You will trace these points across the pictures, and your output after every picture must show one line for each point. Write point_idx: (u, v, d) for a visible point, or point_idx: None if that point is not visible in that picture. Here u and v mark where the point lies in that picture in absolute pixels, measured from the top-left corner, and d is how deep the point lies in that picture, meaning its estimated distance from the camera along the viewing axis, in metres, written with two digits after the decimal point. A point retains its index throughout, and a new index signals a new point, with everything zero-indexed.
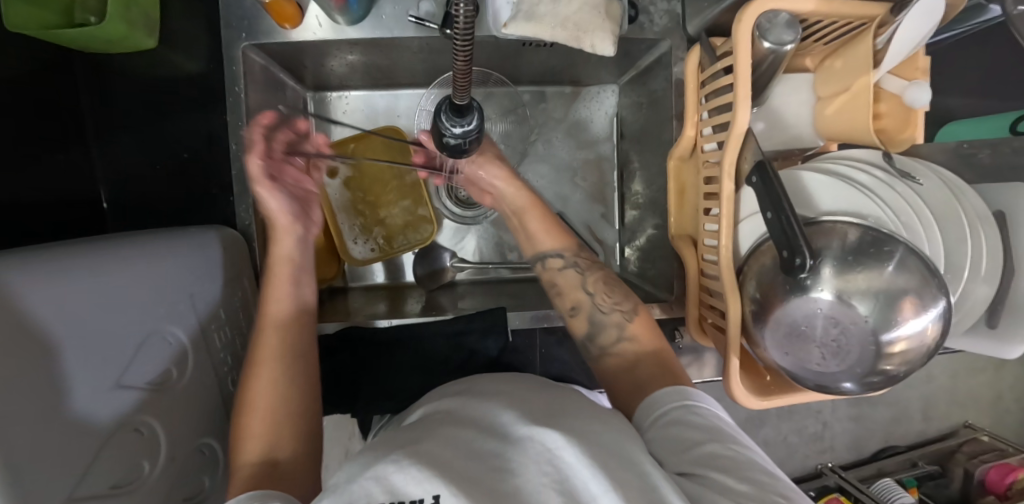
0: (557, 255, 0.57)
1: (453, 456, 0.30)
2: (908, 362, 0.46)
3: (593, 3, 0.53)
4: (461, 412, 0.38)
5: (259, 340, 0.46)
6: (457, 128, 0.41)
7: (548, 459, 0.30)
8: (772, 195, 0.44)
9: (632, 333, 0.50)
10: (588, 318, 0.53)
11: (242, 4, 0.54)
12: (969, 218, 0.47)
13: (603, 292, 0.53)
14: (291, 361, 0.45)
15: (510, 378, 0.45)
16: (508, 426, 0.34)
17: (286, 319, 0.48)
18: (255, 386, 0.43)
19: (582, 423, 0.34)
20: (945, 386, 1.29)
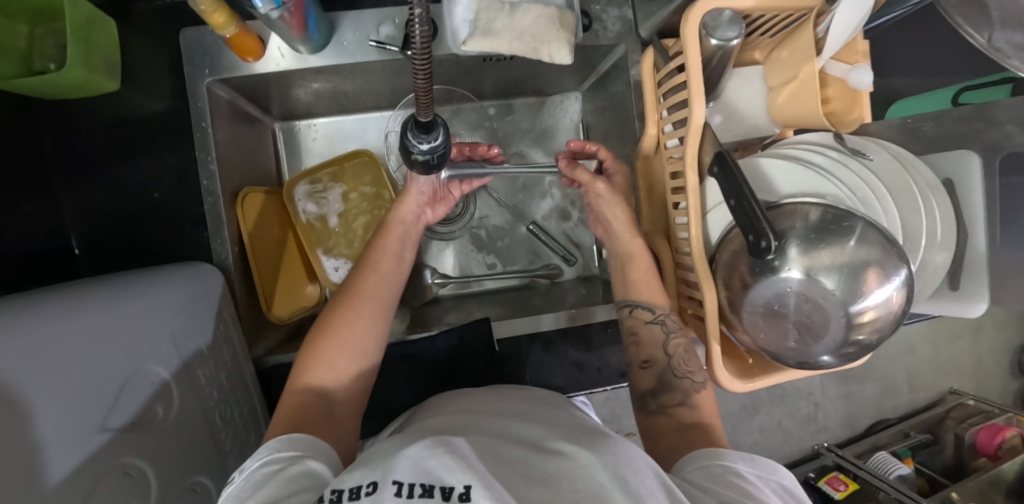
0: (648, 308, 0.55)
1: (481, 453, 0.31)
2: (879, 331, 0.47)
3: (546, 14, 0.54)
4: (483, 425, 0.38)
5: (358, 280, 0.51)
6: (424, 144, 0.41)
7: (582, 473, 0.30)
8: (733, 182, 0.45)
9: (697, 400, 0.50)
10: (659, 376, 0.52)
11: (202, 40, 0.55)
12: (922, 189, 0.49)
13: (682, 356, 0.53)
14: (378, 316, 0.50)
15: (541, 398, 0.46)
16: (541, 441, 0.35)
17: (389, 277, 0.53)
18: (347, 322, 0.48)
19: (611, 442, 0.34)
20: (924, 354, 1.35)
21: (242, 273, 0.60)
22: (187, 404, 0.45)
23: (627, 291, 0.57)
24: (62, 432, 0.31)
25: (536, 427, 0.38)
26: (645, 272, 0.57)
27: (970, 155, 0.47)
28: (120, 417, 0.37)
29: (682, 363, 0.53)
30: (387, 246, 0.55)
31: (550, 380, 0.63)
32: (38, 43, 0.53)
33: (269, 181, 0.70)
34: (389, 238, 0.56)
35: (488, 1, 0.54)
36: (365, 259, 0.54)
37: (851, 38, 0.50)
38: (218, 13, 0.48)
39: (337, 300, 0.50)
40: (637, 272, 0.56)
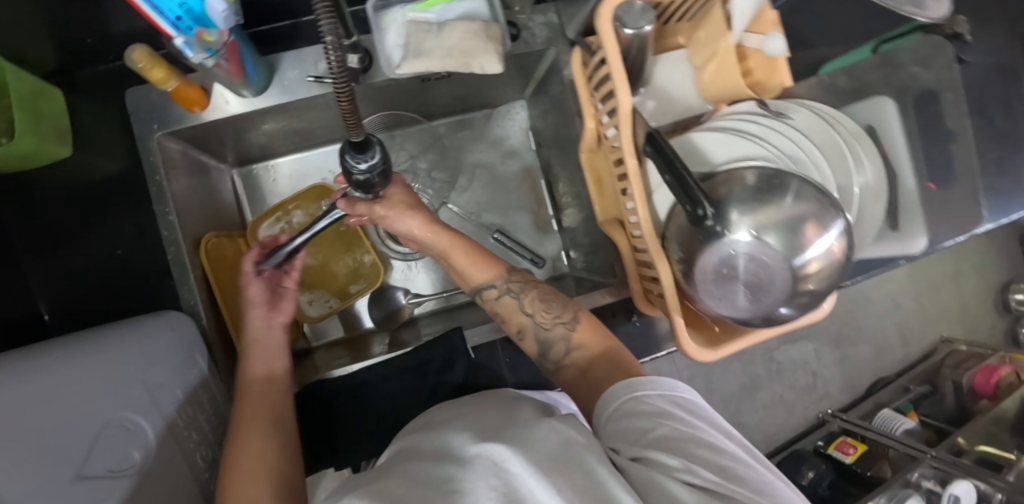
0: (490, 286, 0.54)
1: (407, 489, 0.30)
2: (827, 280, 0.49)
3: (472, 29, 0.57)
4: (425, 446, 0.37)
5: (242, 410, 0.48)
6: (362, 164, 0.43)
7: (496, 472, 0.29)
8: (665, 158, 0.47)
9: (579, 342, 0.51)
10: (536, 339, 0.52)
11: (149, 97, 0.56)
12: (846, 140, 0.51)
13: (542, 309, 0.52)
14: (268, 434, 0.45)
15: (470, 404, 0.46)
16: (460, 448, 0.34)
17: (274, 386, 0.50)
18: (233, 456, 0.43)
19: (528, 429, 0.33)
20: (913, 308, 1.36)
21: (214, 317, 0.61)
22: (168, 448, 0.45)
23: (461, 276, 0.56)
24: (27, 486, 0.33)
25: (465, 431, 0.37)
26: (467, 254, 0.55)
27: (884, 100, 0.51)
28: (96, 466, 0.38)
29: (544, 314, 0.52)
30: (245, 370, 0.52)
31: (531, 378, 0.64)
32: None
33: (232, 225, 0.72)
34: (250, 359, 0.53)
35: (416, 25, 0.57)
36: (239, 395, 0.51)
37: (759, 9, 0.52)
38: (156, 69, 0.50)
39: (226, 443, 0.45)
40: (467, 263, 0.54)
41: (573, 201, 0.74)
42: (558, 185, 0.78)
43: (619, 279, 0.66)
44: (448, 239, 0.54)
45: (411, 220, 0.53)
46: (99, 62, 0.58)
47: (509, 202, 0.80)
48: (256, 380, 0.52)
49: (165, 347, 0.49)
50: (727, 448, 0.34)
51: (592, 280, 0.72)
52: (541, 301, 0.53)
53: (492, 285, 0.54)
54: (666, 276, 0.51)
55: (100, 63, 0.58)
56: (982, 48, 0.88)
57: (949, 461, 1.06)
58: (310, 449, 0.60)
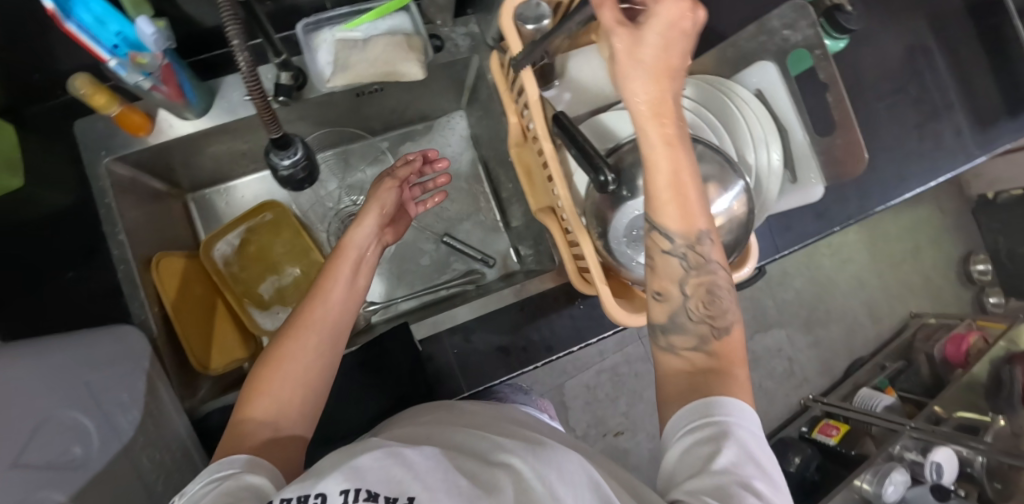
0: (665, 235, 0.39)
1: (434, 455, 0.35)
2: (732, 234, 0.52)
3: (394, 41, 0.62)
4: (435, 438, 0.43)
5: (308, 308, 0.50)
6: (285, 159, 0.47)
7: (522, 488, 0.33)
8: (569, 136, 0.51)
9: (704, 333, 0.40)
10: (669, 315, 0.41)
11: (95, 128, 0.60)
12: (737, 106, 0.56)
13: (700, 299, 0.40)
14: (325, 343, 0.48)
15: (499, 423, 0.49)
16: (492, 454, 0.38)
17: (338, 300, 0.52)
18: (286, 350, 0.46)
19: (557, 455, 0.37)
20: (877, 286, 1.40)
21: (165, 332, 0.62)
22: (108, 449, 0.46)
23: (652, 208, 0.39)
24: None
25: (498, 440, 0.41)
26: (691, 190, 0.38)
27: (766, 65, 0.56)
28: (34, 456, 0.39)
29: (700, 305, 0.40)
30: (338, 272, 0.54)
31: (482, 366, 0.65)
32: None
33: (188, 248, 0.74)
34: (340, 263, 0.55)
35: (343, 42, 0.62)
36: (315, 286, 0.52)
37: None
38: (98, 95, 0.54)
39: (282, 330, 0.48)
40: (662, 165, 0.36)
41: (515, 199, 0.78)
42: (500, 186, 0.82)
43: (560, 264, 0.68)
44: (664, 128, 0.35)
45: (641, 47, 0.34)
46: (48, 97, 0.63)
47: (458, 205, 0.85)
48: (335, 277, 0.53)
49: (105, 357, 0.52)
50: None
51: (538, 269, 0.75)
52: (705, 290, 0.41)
53: (654, 226, 0.39)
54: (588, 246, 0.54)
55: (50, 99, 0.63)
56: (886, 29, 0.95)
57: (929, 430, 1.05)
58: None
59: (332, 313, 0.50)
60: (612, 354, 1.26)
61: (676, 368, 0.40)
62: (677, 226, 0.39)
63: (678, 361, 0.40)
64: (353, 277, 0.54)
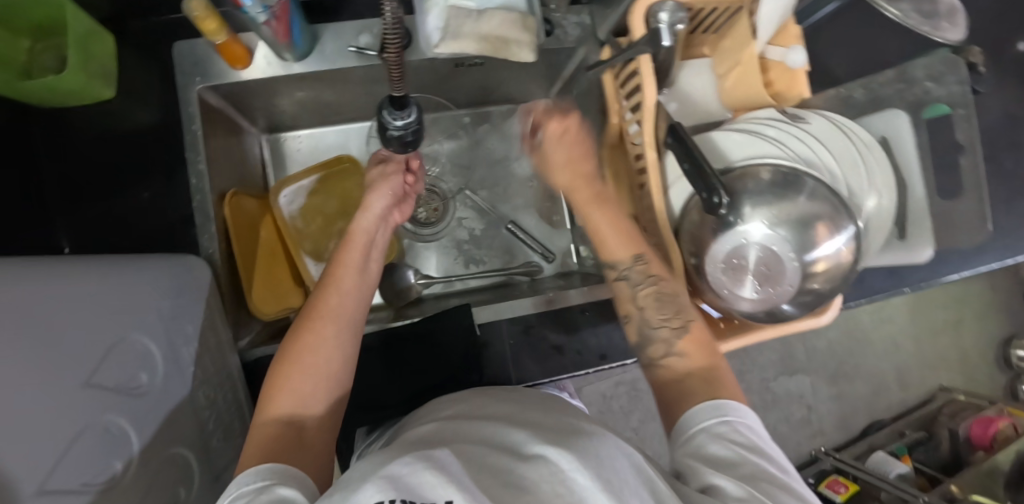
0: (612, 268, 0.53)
1: (468, 466, 0.30)
2: (831, 280, 0.50)
3: (510, 19, 0.60)
4: (465, 435, 0.39)
5: (319, 299, 0.47)
6: (398, 120, 0.45)
7: (563, 481, 0.28)
8: (685, 147, 0.49)
9: (680, 348, 0.47)
10: (638, 330, 0.51)
11: (194, 52, 0.59)
12: (859, 148, 0.53)
13: (654, 307, 0.50)
14: (340, 334, 0.45)
15: (524, 407, 0.45)
16: (524, 447, 0.34)
17: (350, 287, 0.48)
18: (302, 344, 0.43)
19: (597, 446, 0.32)
20: (912, 352, 1.36)
21: (229, 269, 0.62)
22: (173, 380, 0.45)
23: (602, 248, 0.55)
24: (59, 377, 0.33)
25: (524, 431, 0.37)
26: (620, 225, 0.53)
27: (897, 112, 0.53)
28: (106, 377, 0.38)
29: (659, 313, 0.50)
30: (347, 259, 0.50)
31: (535, 363, 0.64)
32: (37, 57, 0.59)
33: (255, 189, 0.74)
34: (349, 250, 0.51)
35: (456, 10, 0.60)
36: (326, 275, 0.49)
37: (783, 23, 0.55)
38: (209, 20, 0.52)
39: (295, 324, 0.45)
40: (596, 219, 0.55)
41: None
42: None
43: None
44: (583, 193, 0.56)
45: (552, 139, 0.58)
46: (152, 12, 0.62)
47: (525, 194, 0.83)
48: (342, 264, 0.50)
49: (176, 288, 0.50)
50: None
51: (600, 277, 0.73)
52: (656, 299, 0.51)
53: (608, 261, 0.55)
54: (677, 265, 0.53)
55: (153, 14, 0.62)
56: (994, 95, 0.91)
57: None
58: None
59: (343, 300, 0.47)
60: (634, 369, 1.25)
61: (664, 377, 0.46)
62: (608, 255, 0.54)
63: (663, 369, 0.46)
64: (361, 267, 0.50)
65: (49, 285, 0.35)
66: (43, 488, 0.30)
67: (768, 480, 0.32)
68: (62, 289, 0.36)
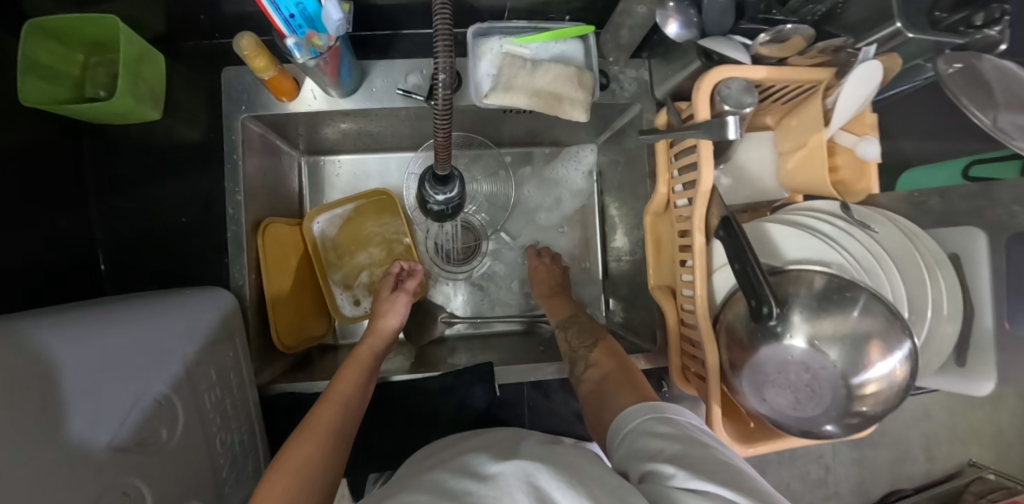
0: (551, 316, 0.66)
1: (428, 499, 0.31)
2: (882, 403, 0.46)
3: (567, 74, 0.57)
4: (436, 467, 0.39)
5: (316, 411, 0.48)
6: (440, 195, 0.43)
7: (525, 485, 0.31)
8: (738, 246, 0.46)
9: (595, 362, 0.54)
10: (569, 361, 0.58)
11: (243, 80, 0.59)
12: (927, 261, 0.49)
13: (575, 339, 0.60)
14: (331, 441, 0.45)
15: (485, 434, 0.48)
16: (479, 465, 0.36)
17: (347, 398, 0.50)
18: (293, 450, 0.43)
19: (556, 456, 0.36)
20: (944, 423, 1.20)
21: (258, 299, 0.63)
22: (192, 428, 0.46)
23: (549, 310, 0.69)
24: (71, 453, 0.34)
25: (484, 454, 0.38)
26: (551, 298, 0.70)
27: (976, 233, 0.48)
28: (126, 437, 0.38)
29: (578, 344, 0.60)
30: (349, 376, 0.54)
31: (550, 426, 0.63)
32: (90, 71, 0.59)
33: (289, 212, 0.74)
34: (349, 369, 0.55)
35: (512, 58, 0.57)
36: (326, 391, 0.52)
37: (859, 111, 0.51)
38: (259, 58, 0.51)
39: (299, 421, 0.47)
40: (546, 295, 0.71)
41: (626, 254, 0.74)
42: (611, 234, 0.78)
43: (657, 346, 0.64)
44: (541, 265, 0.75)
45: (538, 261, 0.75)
46: (205, 36, 0.62)
47: (558, 239, 0.81)
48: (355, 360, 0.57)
49: (205, 328, 0.51)
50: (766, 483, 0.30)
51: (627, 339, 0.71)
52: (581, 334, 0.61)
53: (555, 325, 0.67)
54: (712, 361, 0.50)
55: (207, 38, 0.62)
56: None
57: None
58: None
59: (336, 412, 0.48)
60: None
61: (586, 389, 0.52)
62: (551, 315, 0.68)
63: (585, 384, 0.53)
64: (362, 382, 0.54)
65: None
66: None
67: (709, 459, 0.31)
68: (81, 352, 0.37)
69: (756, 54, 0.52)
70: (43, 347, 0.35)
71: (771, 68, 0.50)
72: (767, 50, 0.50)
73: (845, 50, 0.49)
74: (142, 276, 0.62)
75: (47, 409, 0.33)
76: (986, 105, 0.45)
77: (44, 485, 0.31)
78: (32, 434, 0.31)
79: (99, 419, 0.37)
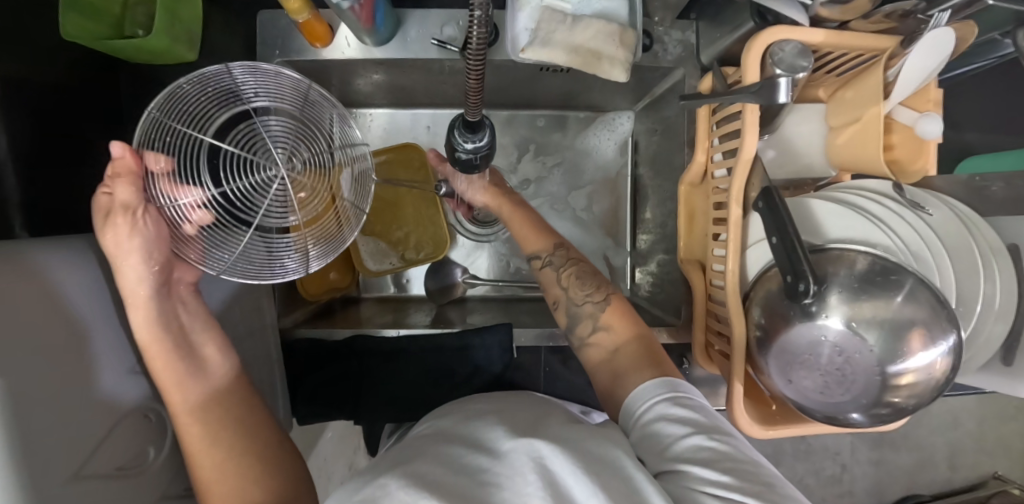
0: (534, 253, 0.58)
1: (441, 473, 0.31)
2: (916, 396, 0.44)
3: (608, 31, 0.54)
4: (442, 436, 0.38)
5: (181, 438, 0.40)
6: (469, 143, 0.43)
7: (537, 468, 0.31)
8: (778, 220, 0.43)
9: (606, 323, 0.50)
10: (567, 313, 0.53)
11: (277, 25, 0.59)
12: (982, 250, 0.46)
13: (576, 286, 0.54)
14: (235, 448, 0.40)
15: (503, 398, 0.47)
16: (496, 441, 0.35)
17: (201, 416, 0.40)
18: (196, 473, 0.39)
19: (573, 433, 0.35)
20: (974, 433, 1.08)
21: None
22: None
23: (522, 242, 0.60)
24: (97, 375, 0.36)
25: (499, 426, 0.38)
26: (518, 220, 0.61)
27: None
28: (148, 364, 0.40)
29: (578, 291, 0.53)
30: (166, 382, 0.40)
31: (562, 392, 0.63)
32: (130, 10, 0.59)
33: None
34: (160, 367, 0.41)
35: (551, 12, 0.54)
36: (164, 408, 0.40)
37: (924, 83, 0.48)
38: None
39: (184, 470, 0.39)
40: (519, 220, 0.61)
41: (656, 226, 0.72)
42: (643, 207, 0.76)
43: (681, 322, 0.63)
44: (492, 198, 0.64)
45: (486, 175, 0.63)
46: None
47: (587, 208, 0.79)
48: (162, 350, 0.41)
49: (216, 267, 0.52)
50: (762, 461, 0.35)
51: (650, 313, 0.70)
52: (577, 278, 0.55)
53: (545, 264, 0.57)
54: (739, 338, 0.48)
55: None
56: None
57: None
58: (332, 400, 0.61)
59: (185, 398, 0.41)
60: None
61: (595, 356, 0.49)
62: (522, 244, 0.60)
63: (595, 350, 0.50)
64: (189, 356, 0.42)
65: (81, 277, 0.37)
66: (80, 475, 0.33)
67: (714, 447, 0.35)
68: (94, 275, 0.39)
69: (816, 15, 0.48)
70: (70, 263, 0.37)
71: (830, 31, 0.47)
72: (828, 11, 0.46)
73: (914, 15, 0.45)
74: None
75: (74, 328, 0.34)
76: None
77: (67, 399, 0.32)
78: (62, 350, 0.33)
79: (106, 352, 0.37)
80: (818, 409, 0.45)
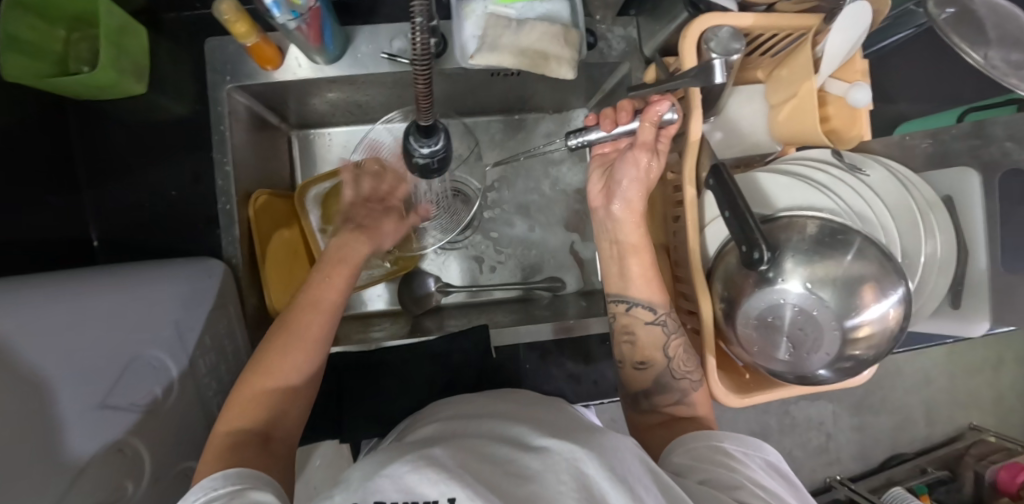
0: (647, 307, 0.49)
1: (467, 458, 0.30)
2: (874, 347, 0.46)
3: (552, 31, 0.56)
4: (466, 431, 0.35)
5: (297, 313, 0.47)
6: (425, 148, 0.44)
7: (568, 469, 0.28)
8: (727, 194, 0.45)
9: (693, 400, 0.49)
10: (658, 378, 0.50)
11: (225, 50, 0.59)
12: (919, 206, 0.49)
13: (681, 359, 0.49)
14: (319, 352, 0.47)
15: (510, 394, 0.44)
16: (524, 436, 0.34)
17: (327, 306, 0.48)
18: (279, 364, 0.44)
19: (606, 439, 0.32)
20: (945, 387, 1.12)
21: (250, 268, 0.63)
22: (187, 390, 0.48)
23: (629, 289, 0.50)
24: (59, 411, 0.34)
25: (524, 425, 0.36)
26: (643, 270, 0.49)
27: (969, 173, 0.48)
28: (121, 397, 0.40)
29: (681, 363, 0.49)
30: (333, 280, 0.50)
31: (544, 388, 0.64)
32: (73, 46, 0.58)
33: (280, 184, 0.74)
34: (338, 268, 0.52)
35: (496, 18, 0.56)
36: (306, 287, 0.50)
37: (850, 55, 0.51)
38: (240, 23, 0.50)
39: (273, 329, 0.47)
40: (636, 271, 0.50)
41: None
42: None
43: None
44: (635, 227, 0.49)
45: (628, 202, 0.48)
46: (185, 8, 0.62)
47: (553, 206, 0.81)
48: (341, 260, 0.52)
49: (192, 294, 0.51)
50: None
51: None
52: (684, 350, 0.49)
53: (631, 307, 0.50)
54: (706, 310, 0.50)
55: (187, 9, 0.62)
56: None
57: None
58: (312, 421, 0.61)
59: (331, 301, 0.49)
60: None
61: (654, 420, 0.50)
62: (607, 281, 0.53)
63: (659, 415, 0.50)
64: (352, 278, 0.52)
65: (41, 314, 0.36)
66: None
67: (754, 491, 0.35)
68: (70, 312, 0.38)
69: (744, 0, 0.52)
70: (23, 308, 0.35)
71: (758, 15, 0.49)
72: None
73: None
74: (135, 249, 0.63)
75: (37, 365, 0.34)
76: (980, 42, 0.44)
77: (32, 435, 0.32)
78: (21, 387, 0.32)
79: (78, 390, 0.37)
80: (789, 371, 0.47)
